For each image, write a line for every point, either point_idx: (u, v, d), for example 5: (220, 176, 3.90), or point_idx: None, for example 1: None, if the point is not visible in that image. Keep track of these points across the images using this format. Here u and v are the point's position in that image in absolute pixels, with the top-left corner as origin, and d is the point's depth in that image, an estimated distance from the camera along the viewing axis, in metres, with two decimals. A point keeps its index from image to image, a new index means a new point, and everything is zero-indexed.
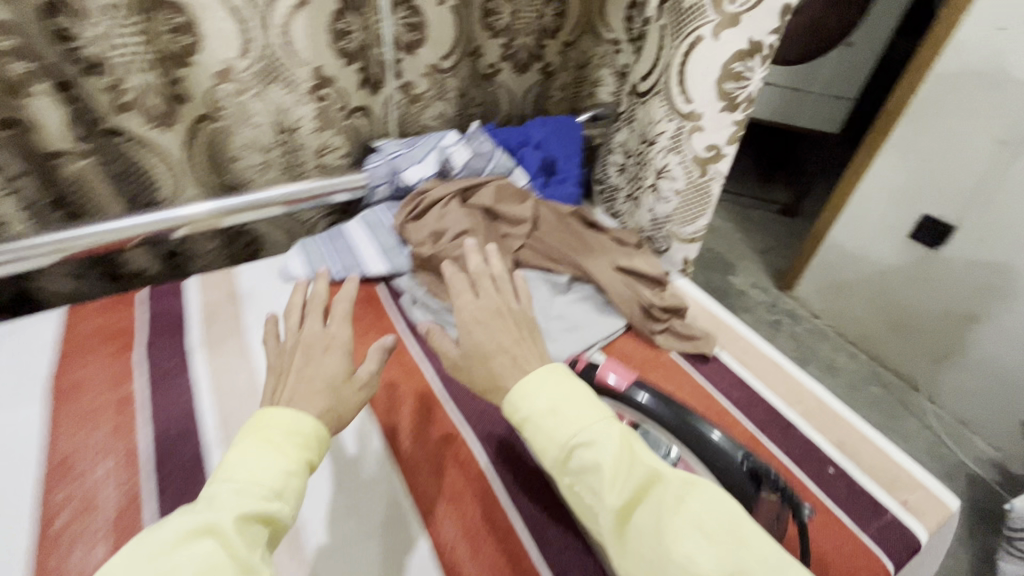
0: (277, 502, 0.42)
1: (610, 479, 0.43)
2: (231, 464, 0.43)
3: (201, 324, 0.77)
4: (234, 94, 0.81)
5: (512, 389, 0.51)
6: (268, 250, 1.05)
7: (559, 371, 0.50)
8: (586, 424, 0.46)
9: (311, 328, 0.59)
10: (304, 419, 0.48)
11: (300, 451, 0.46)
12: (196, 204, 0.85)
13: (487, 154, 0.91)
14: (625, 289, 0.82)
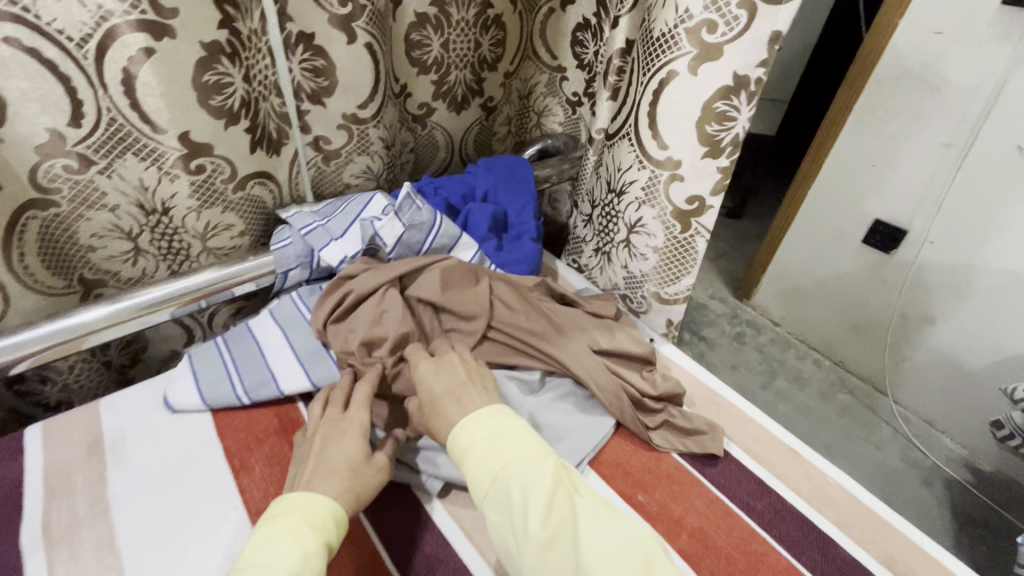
0: None
1: (532, 511, 0.44)
2: (250, 551, 0.44)
3: (43, 503, 0.55)
4: (73, 172, 0.59)
5: (454, 423, 0.52)
6: (153, 350, 0.82)
7: (496, 410, 0.53)
8: (518, 457, 0.48)
9: (331, 413, 0.57)
10: (319, 500, 0.48)
11: (318, 533, 0.45)
12: (44, 325, 0.63)
13: (426, 224, 0.72)
14: (611, 382, 0.67)
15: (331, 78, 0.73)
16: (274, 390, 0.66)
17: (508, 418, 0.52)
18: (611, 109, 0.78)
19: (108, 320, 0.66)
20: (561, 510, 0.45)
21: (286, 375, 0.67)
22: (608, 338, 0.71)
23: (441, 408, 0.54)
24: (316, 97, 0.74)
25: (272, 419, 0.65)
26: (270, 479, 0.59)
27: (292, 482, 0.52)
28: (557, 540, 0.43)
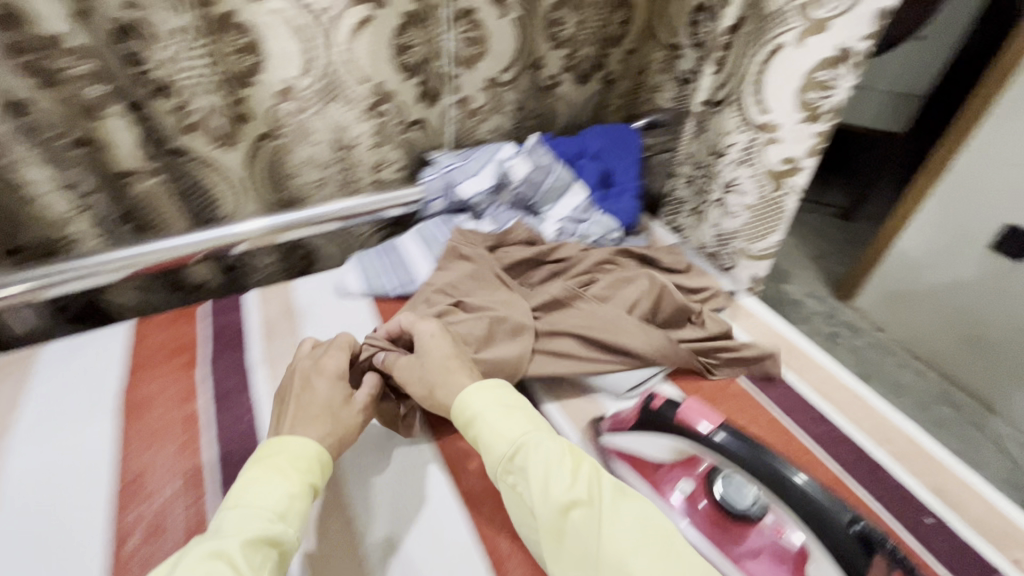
0: (280, 524, 0.44)
1: (555, 478, 0.47)
2: (238, 491, 0.46)
3: (262, 339, 0.78)
4: (295, 112, 0.80)
5: (462, 390, 0.55)
6: (320, 265, 1.04)
7: (500, 385, 0.55)
8: (535, 428, 0.51)
9: (306, 357, 0.62)
10: (305, 441, 0.52)
11: (304, 475, 0.49)
12: (252, 220, 0.86)
13: (547, 166, 0.88)
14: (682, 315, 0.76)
15: (484, 47, 0.88)
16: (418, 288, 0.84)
17: (507, 390, 0.55)
18: (715, 80, 0.87)
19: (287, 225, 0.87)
20: (582, 478, 0.47)
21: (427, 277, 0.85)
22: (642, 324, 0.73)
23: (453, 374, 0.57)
24: (469, 63, 0.89)
25: None
26: None
27: (273, 427, 0.55)
28: (577, 505, 0.46)
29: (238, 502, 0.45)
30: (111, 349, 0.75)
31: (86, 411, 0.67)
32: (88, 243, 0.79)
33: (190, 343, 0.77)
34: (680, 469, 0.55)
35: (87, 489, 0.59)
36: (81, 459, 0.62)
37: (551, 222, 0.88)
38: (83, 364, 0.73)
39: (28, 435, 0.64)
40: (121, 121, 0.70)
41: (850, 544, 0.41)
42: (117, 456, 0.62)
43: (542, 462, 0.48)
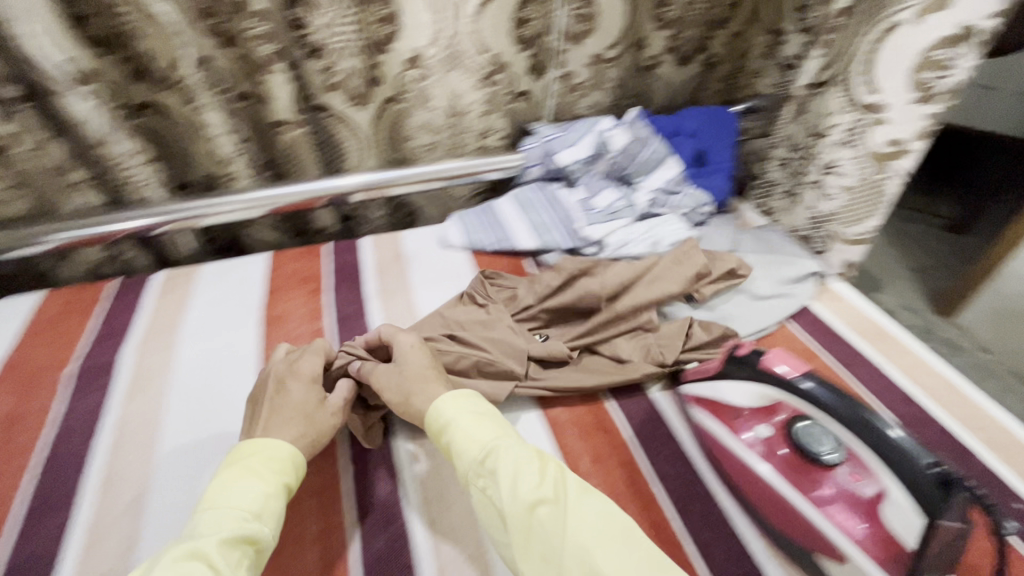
0: (254, 522, 0.45)
1: (521, 477, 0.46)
2: (212, 494, 0.47)
3: (375, 276, 0.88)
4: (418, 79, 0.89)
5: (435, 400, 0.55)
6: (422, 222, 1.14)
7: (470, 395, 0.56)
8: (505, 433, 0.51)
9: (277, 362, 0.62)
10: (279, 444, 0.53)
11: (279, 474, 0.50)
12: (361, 174, 0.96)
13: (645, 138, 0.93)
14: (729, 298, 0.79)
15: (593, 24, 0.93)
16: (513, 246, 0.91)
17: (479, 400, 0.55)
18: (822, 62, 0.86)
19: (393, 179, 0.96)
20: (549, 477, 0.47)
21: (522, 236, 0.91)
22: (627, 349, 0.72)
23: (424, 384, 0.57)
24: (577, 39, 0.94)
25: (509, 265, 0.91)
26: None
27: (248, 429, 0.56)
28: (544, 502, 0.45)
29: (211, 505, 0.46)
30: (253, 272, 0.88)
31: (235, 318, 0.80)
32: (240, 183, 0.93)
33: (315, 274, 0.88)
34: (760, 417, 0.59)
35: (237, 378, 0.71)
36: (232, 355, 0.74)
37: (644, 192, 0.92)
38: (233, 281, 0.86)
39: (192, 331, 0.77)
40: (281, 78, 0.82)
41: (930, 485, 0.44)
42: (260, 356, 0.74)
43: (511, 463, 0.47)
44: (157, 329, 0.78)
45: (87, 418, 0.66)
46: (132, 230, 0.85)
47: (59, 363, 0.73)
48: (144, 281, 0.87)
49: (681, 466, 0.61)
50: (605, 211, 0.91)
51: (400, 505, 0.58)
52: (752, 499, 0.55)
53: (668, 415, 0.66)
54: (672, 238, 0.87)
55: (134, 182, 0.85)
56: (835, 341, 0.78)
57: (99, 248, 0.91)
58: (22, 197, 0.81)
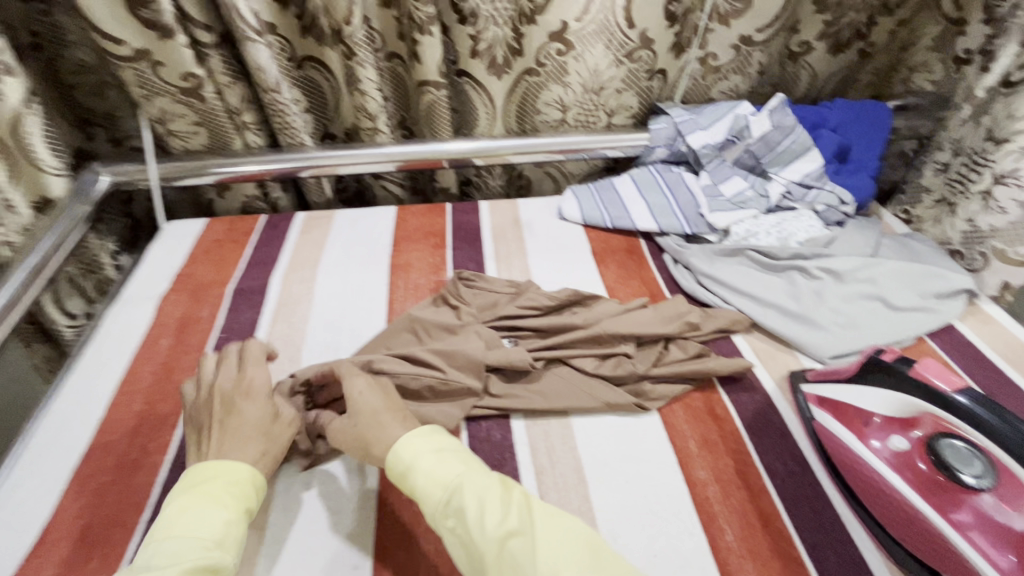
0: (218, 551, 0.43)
1: (488, 512, 0.44)
2: (169, 522, 0.45)
3: (492, 238, 0.91)
4: (559, 53, 0.90)
5: (393, 440, 0.51)
6: (534, 193, 1.16)
7: (434, 429, 0.52)
8: (470, 467, 0.48)
9: (227, 377, 0.58)
10: (236, 467, 0.50)
11: (239, 499, 0.48)
12: (495, 140, 0.99)
13: (789, 128, 0.88)
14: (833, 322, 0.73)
15: (748, 3, 0.88)
16: (631, 225, 0.90)
17: (442, 434, 0.52)
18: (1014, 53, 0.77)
19: (522, 148, 0.98)
20: (518, 511, 0.44)
21: (640, 216, 0.90)
22: (599, 366, 0.68)
23: (379, 426, 0.52)
24: (725, 19, 0.91)
25: (623, 244, 0.90)
26: (620, 276, 0.84)
27: (199, 449, 0.53)
28: (515, 534, 0.43)
29: (164, 537, 0.43)
30: (384, 220, 0.95)
31: (367, 261, 0.86)
32: (381, 138, 0.98)
33: (439, 230, 0.93)
34: (894, 428, 0.57)
35: (368, 313, 0.78)
36: (364, 292, 0.81)
37: (778, 183, 0.89)
38: (367, 227, 0.93)
39: (331, 267, 0.85)
40: (435, 40, 0.83)
41: None
42: (387, 297, 0.80)
43: (476, 496, 0.45)
44: (299, 262, 0.86)
45: (241, 331, 0.75)
46: (275, 172, 0.95)
47: (220, 281, 0.83)
48: (288, 219, 0.96)
49: (793, 464, 0.59)
50: (732, 199, 0.88)
51: (512, 449, 0.61)
52: (876, 512, 0.54)
53: (782, 410, 0.65)
54: (802, 234, 0.84)
55: (293, 128, 0.93)
56: (980, 366, 0.71)
57: (253, 186, 1.01)
58: (201, 133, 0.91)
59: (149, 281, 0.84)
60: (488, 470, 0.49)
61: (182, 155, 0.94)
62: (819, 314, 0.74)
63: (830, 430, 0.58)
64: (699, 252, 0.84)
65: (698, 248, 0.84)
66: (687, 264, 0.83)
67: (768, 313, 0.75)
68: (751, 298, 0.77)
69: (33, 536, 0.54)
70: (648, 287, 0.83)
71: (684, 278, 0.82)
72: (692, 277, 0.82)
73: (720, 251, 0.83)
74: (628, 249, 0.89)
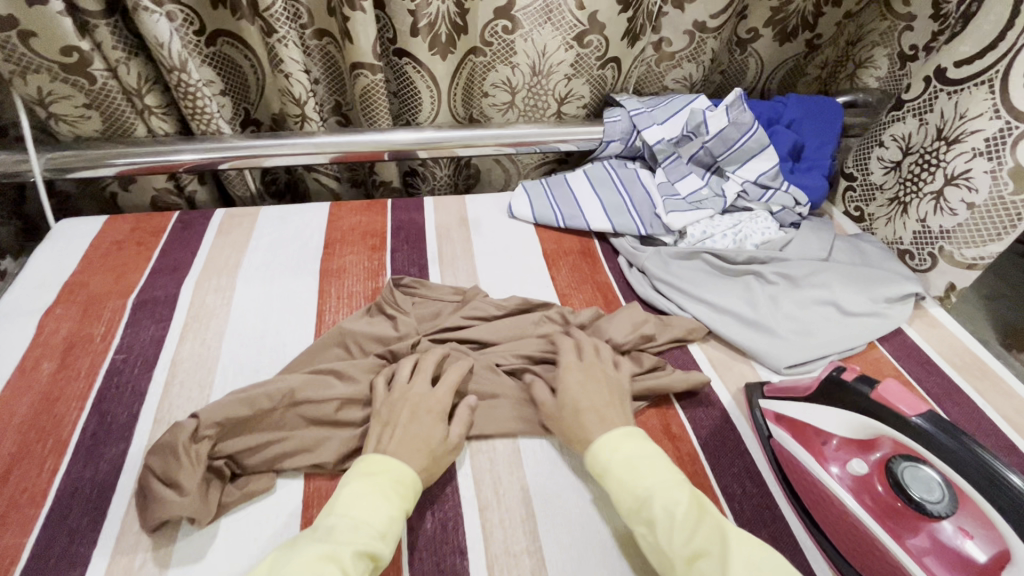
0: (379, 543, 0.44)
1: (677, 526, 0.44)
2: (346, 498, 0.46)
3: (437, 239, 0.84)
4: (505, 31, 0.83)
5: (592, 440, 0.53)
6: (482, 186, 1.10)
7: (632, 432, 0.53)
8: (664, 479, 0.48)
9: (420, 385, 0.57)
10: (401, 466, 0.49)
11: (402, 499, 0.47)
12: (440, 131, 0.91)
13: (746, 124, 0.83)
14: (789, 332, 0.71)
15: None
16: (584, 225, 0.85)
17: (641, 439, 0.52)
18: (956, 50, 0.76)
19: (467, 139, 0.91)
20: (706, 529, 0.45)
21: (594, 216, 0.85)
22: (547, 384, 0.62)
23: (583, 422, 0.54)
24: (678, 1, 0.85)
25: (576, 245, 0.85)
26: (573, 280, 0.79)
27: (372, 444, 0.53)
28: (703, 555, 0.43)
29: (341, 512, 0.45)
30: (314, 219, 0.86)
31: (296, 266, 0.77)
32: (311, 125, 0.88)
33: (377, 230, 0.85)
34: (853, 450, 0.55)
35: (294, 327, 0.69)
36: (290, 302, 0.72)
37: (734, 182, 0.85)
38: (293, 227, 0.84)
39: (253, 273, 0.76)
40: (367, 16, 0.74)
41: None
42: (317, 308, 0.72)
43: (666, 508, 0.45)
44: (215, 268, 0.76)
45: (143, 351, 0.65)
46: (196, 164, 0.83)
47: (119, 291, 0.72)
48: (205, 216, 0.85)
49: (750, 484, 0.57)
50: (688, 198, 0.84)
51: (454, 482, 0.56)
52: (835, 537, 0.51)
53: (739, 426, 0.62)
54: (758, 236, 0.81)
55: (205, 114, 0.82)
56: (927, 369, 0.71)
57: (163, 178, 0.89)
58: (94, 117, 0.79)
59: (31, 292, 0.72)
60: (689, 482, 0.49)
61: (72, 142, 0.81)
62: (774, 322, 0.71)
63: (788, 450, 0.56)
64: (654, 255, 0.80)
65: (653, 251, 0.80)
66: (642, 268, 0.79)
67: (723, 320, 0.72)
68: (707, 305, 0.74)
69: None
70: (601, 292, 0.78)
71: (639, 284, 0.78)
72: (647, 282, 0.78)
73: (675, 254, 0.79)
74: (581, 251, 0.84)
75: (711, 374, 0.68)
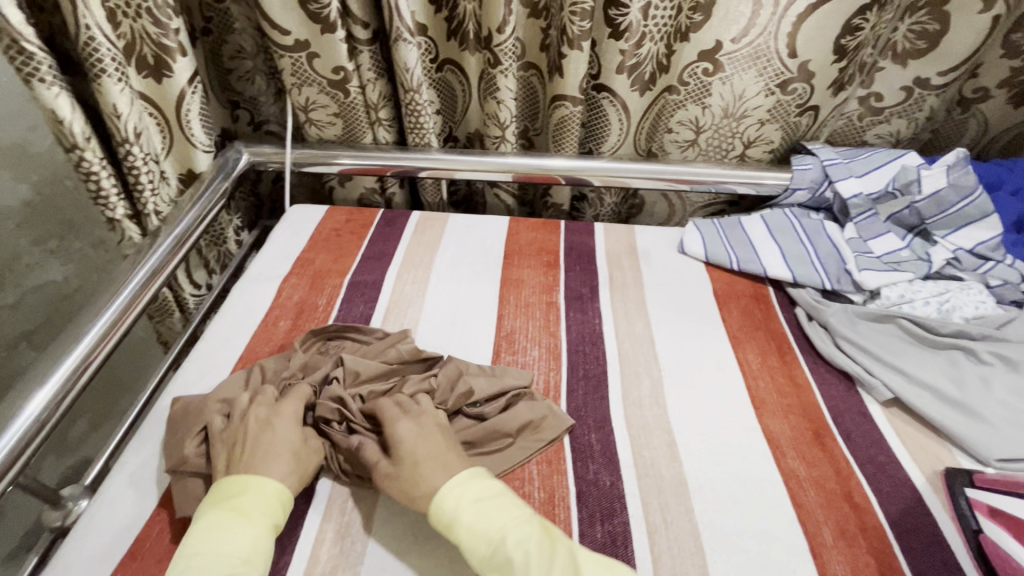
0: (244, 567, 0.46)
1: (534, 562, 0.45)
2: (197, 533, 0.48)
3: (607, 265, 0.87)
4: (705, 73, 0.85)
5: (436, 491, 0.52)
6: (642, 218, 1.12)
7: (472, 474, 0.53)
8: (510, 519, 0.49)
9: (263, 398, 0.60)
10: (263, 484, 0.52)
11: (267, 516, 0.50)
12: (624, 162, 0.95)
13: (967, 189, 0.77)
14: (1007, 422, 0.62)
15: (934, 43, 0.79)
16: (761, 271, 0.83)
17: (485, 479, 0.53)
18: None
19: (647, 173, 0.93)
20: (560, 556, 0.46)
21: (773, 263, 0.83)
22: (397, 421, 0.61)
23: (424, 473, 0.53)
24: (901, 57, 0.82)
25: (749, 290, 0.84)
26: (744, 325, 0.78)
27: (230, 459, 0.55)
28: None
29: (190, 550, 0.47)
30: (495, 230, 0.94)
31: (479, 271, 0.85)
32: (504, 148, 0.97)
33: (551, 247, 0.91)
34: None
35: (477, 326, 0.76)
36: (473, 303, 0.80)
37: (943, 247, 0.79)
38: (478, 234, 0.93)
39: (444, 272, 0.85)
40: (583, 55, 0.80)
41: None
42: (497, 312, 0.78)
43: (522, 547, 0.46)
44: (412, 263, 0.86)
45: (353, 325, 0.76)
46: (401, 170, 0.95)
47: (337, 271, 0.85)
48: (403, 216, 0.97)
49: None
50: (883, 258, 0.80)
51: (623, 499, 0.57)
52: None
53: (932, 508, 0.57)
54: (970, 309, 0.73)
55: (423, 128, 0.93)
56: None
57: (373, 179, 1.03)
58: (337, 124, 0.94)
59: (271, 261, 0.87)
60: (533, 517, 0.50)
61: (314, 143, 0.97)
62: (988, 409, 0.63)
63: (1003, 548, 0.50)
64: (839, 312, 0.76)
65: (839, 307, 0.76)
66: (825, 323, 0.76)
67: (920, 394, 0.66)
68: (902, 374, 0.68)
69: (155, 499, 0.58)
70: (773, 340, 0.76)
71: (820, 339, 0.75)
72: (829, 339, 0.75)
73: (864, 313, 0.75)
74: (755, 296, 0.82)
75: (896, 443, 0.64)
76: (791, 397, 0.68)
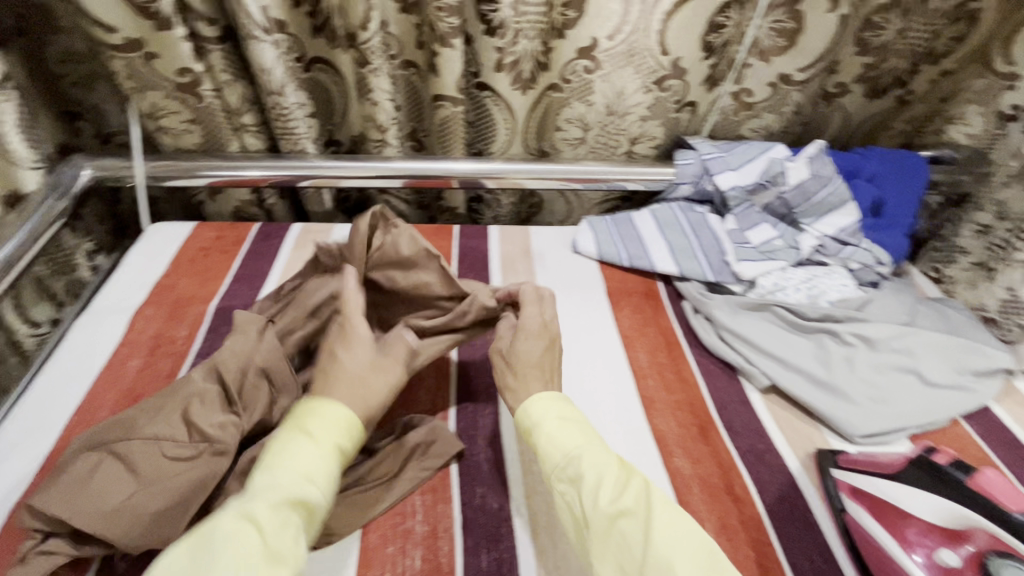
0: (307, 485, 0.43)
1: (606, 485, 0.46)
2: (270, 452, 0.45)
3: (501, 270, 0.85)
4: (585, 70, 0.84)
5: (530, 396, 0.55)
6: (542, 218, 1.10)
7: (558, 395, 0.55)
8: (586, 441, 0.50)
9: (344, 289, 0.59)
10: (336, 407, 0.49)
11: (333, 437, 0.46)
12: (511, 162, 0.92)
13: (826, 178, 0.83)
14: (864, 399, 0.67)
15: (792, 40, 0.83)
16: (650, 266, 0.84)
17: (569, 404, 0.55)
18: None
19: (534, 174, 0.92)
20: (633, 489, 0.46)
21: (661, 258, 0.84)
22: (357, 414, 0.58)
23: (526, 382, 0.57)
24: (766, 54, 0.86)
25: (640, 286, 0.85)
26: (635, 323, 0.78)
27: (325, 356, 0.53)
28: (625, 514, 0.44)
29: (266, 463, 0.44)
30: None
31: None
32: (386, 151, 0.91)
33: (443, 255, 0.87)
34: (941, 540, 0.52)
35: None
36: None
37: (810, 235, 0.84)
38: None
39: None
40: (456, 53, 0.77)
41: None
42: None
43: (596, 470, 0.47)
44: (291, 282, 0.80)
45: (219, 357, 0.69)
46: (276, 179, 0.88)
47: (202, 297, 0.77)
48: (282, 229, 0.89)
49: (820, 560, 0.54)
50: (759, 248, 0.83)
51: (509, 523, 0.55)
52: None
53: (806, 493, 0.59)
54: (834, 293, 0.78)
55: (294, 134, 0.86)
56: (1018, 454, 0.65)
57: (247, 190, 0.94)
58: (194, 132, 0.85)
59: (123, 290, 0.77)
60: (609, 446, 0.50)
61: (171, 153, 0.87)
62: (849, 386, 0.67)
63: (865, 527, 0.54)
64: (722, 304, 0.78)
65: (721, 299, 0.79)
66: (709, 315, 0.77)
67: (793, 378, 0.69)
68: (777, 362, 0.71)
69: None
70: (661, 335, 0.77)
71: (705, 333, 0.76)
72: (711, 330, 0.76)
73: (744, 303, 0.78)
74: (644, 292, 0.83)
75: (774, 430, 0.66)
76: (679, 393, 0.69)
